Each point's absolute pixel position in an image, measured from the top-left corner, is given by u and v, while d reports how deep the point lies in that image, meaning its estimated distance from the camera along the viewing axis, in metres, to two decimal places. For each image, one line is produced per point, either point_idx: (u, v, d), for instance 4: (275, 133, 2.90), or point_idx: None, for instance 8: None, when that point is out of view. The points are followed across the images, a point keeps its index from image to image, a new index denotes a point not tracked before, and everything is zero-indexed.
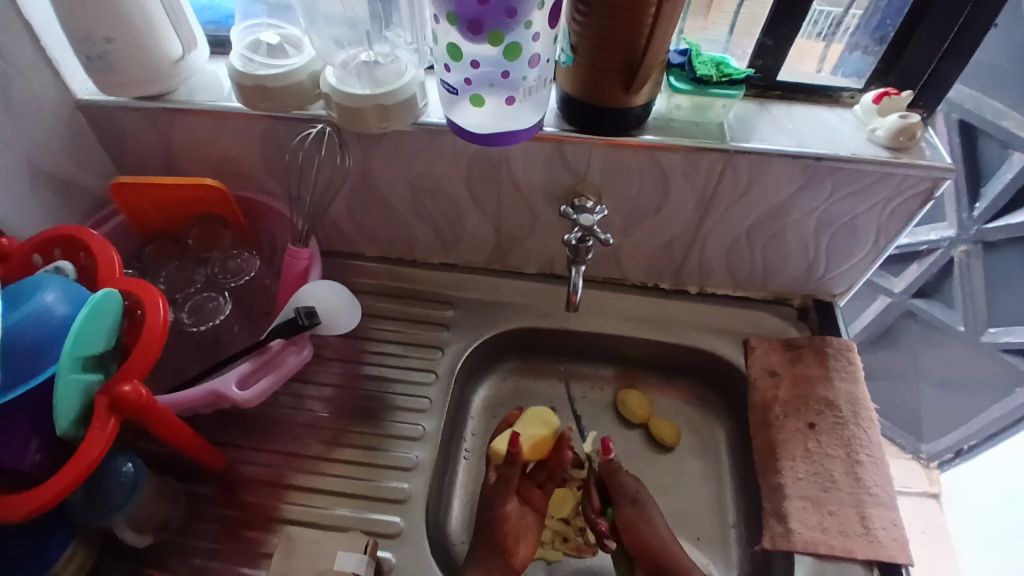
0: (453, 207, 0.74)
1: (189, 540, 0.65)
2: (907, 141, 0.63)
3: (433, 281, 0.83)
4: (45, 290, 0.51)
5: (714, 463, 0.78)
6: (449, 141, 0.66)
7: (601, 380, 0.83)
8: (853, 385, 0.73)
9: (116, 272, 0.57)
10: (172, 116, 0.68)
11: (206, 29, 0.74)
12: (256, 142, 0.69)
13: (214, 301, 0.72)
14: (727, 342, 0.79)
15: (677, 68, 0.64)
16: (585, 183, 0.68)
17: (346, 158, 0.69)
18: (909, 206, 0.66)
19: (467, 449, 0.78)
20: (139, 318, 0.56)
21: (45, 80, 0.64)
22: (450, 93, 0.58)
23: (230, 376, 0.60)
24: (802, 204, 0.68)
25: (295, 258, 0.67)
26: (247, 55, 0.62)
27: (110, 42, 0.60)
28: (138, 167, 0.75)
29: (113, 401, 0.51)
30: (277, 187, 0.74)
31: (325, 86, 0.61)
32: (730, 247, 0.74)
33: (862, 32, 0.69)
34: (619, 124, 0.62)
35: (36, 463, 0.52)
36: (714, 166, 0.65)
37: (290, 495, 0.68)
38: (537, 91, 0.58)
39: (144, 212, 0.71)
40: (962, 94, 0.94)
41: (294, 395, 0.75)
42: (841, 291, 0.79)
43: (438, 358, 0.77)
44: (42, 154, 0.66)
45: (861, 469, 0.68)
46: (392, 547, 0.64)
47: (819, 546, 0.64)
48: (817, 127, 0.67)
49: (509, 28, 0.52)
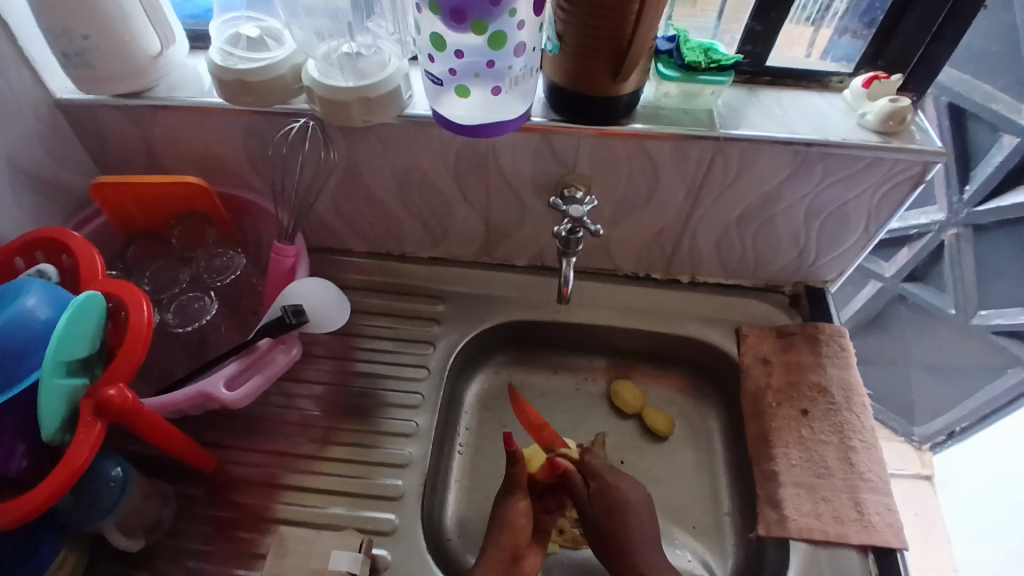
0: (441, 200, 0.73)
1: (181, 542, 0.64)
2: (897, 126, 0.63)
3: (422, 276, 0.82)
4: (26, 294, 0.50)
5: (708, 452, 0.78)
6: (435, 133, 0.65)
7: (594, 371, 0.83)
8: (845, 371, 0.73)
9: (98, 274, 0.56)
10: (153, 113, 0.66)
11: (186, 23, 0.73)
12: (240, 137, 0.68)
13: (200, 301, 0.71)
14: (719, 330, 0.78)
15: (665, 54, 0.63)
16: (574, 173, 0.67)
17: (332, 153, 0.68)
18: (899, 191, 0.66)
19: (460, 444, 0.78)
20: (123, 319, 0.55)
21: (22, 77, 0.63)
22: (435, 83, 0.57)
23: (218, 377, 0.59)
24: (792, 191, 0.67)
25: (281, 255, 0.66)
26: (227, 49, 0.60)
27: (86, 39, 0.59)
28: (120, 166, 0.73)
29: (99, 406, 0.50)
30: (262, 183, 0.73)
31: (308, 79, 0.60)
32: (721, 235, 0.74)
33: (852, 16, 0.68)
34: (607, 112, 0.61)
35: (22, 469, 0.51)
36: (704, 154, 0.64)
37: (282, 495, 0.67)
38: (522, 81, 0.57)
39: (127, 212, 0.70)
40: (952, 77, 0.94)
41: (285, 394, 0.74)
42: (832, 277, 0.79)
43: (429, 353, 0.77)
44: (21, 155, 0.64)
45: (854, 455, 0.68)
46: (387, 545, 0.64)
47: (814, 533, 0.64)
48: (807, 112, 0.66)
49: (493, 16, 0.51)
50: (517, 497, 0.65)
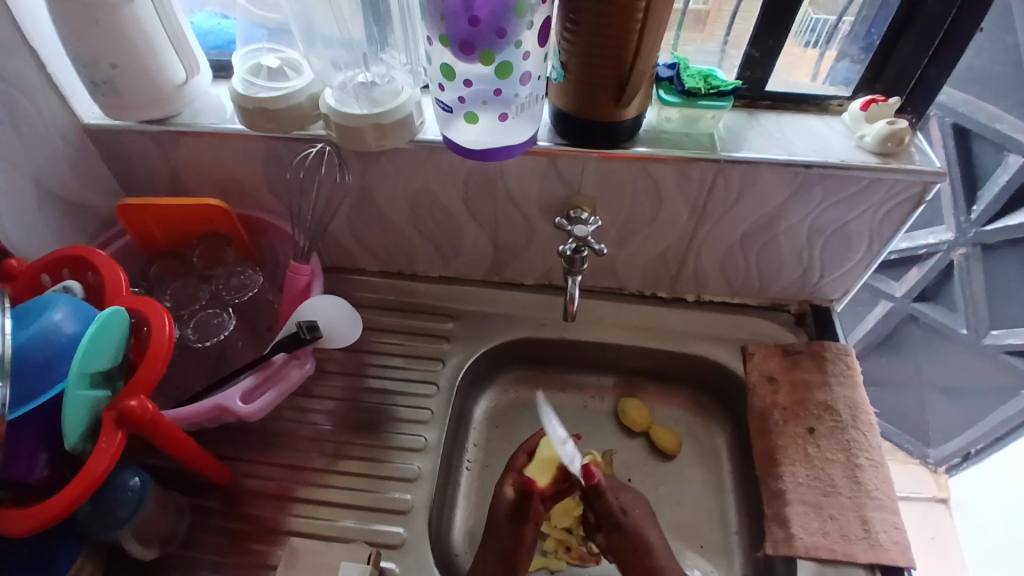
0: (451, 220, 0.75)
1: (194, 553, 0.66)
2: (895, 147, 0.64)
3: (432, 294, 0.84)
4: (53, 309, 0.53)
5: (716, 470, 0.79)
6: (445, 157, 0.67)
7: (602, 390, 0.84)
8: (851, 390, 0.74)
9: (123, 290, 0.59)
10: (176, 138, 0.70)
11: (210, 53, 0.76)
12: (259, 161, 0.71)
13: (218, 317, 0.74)
14: (724, 348, 0.79)
15: (666, 81, 0.65)
16: (579, 195, 0.69)
17: (346, 176, 0.71)
18: (900, 211, 0.67)
19: (468, 460, 0.79)
20: (145, 333, 0.58)
21: (51, 103, 0.66)
22: (445, 110, 0.60)
23: (234, 391, 0.61)
24: (794, 211, 0.69)
25: (297, 274, 0.69)
26: (249, 79, 0.64)
27: (114, 68, 0.62)
28: (143, 187, 0.76)
29: (120, 416, 0.52)
30: (279, 205, 0.76)
31: (324, 106, 0.63)
32: (726, 255, 0.75)
33: (851, 41, 0.70)
34: (611, 137, 0.63)
35: (44, 477, 0.53)
36: (706, 176, 0.66)
37: (295, 508, 0.69)
38: (529, 108, 0.60)
39: (150, 232, 0.73)
40: (954, 98, 0.96)
41: (297, 409, 0.76)
42: (837, 296, 0.79)
43: (439, 370, 0.78)
44: (50, 177, 0.68)
45: (860, 473, 0.68)
46: (395, 558, 0.65)
47: (820, 551, 0.64)
48: (805, 134, 0.68)
49: (500, 47, 0.54)
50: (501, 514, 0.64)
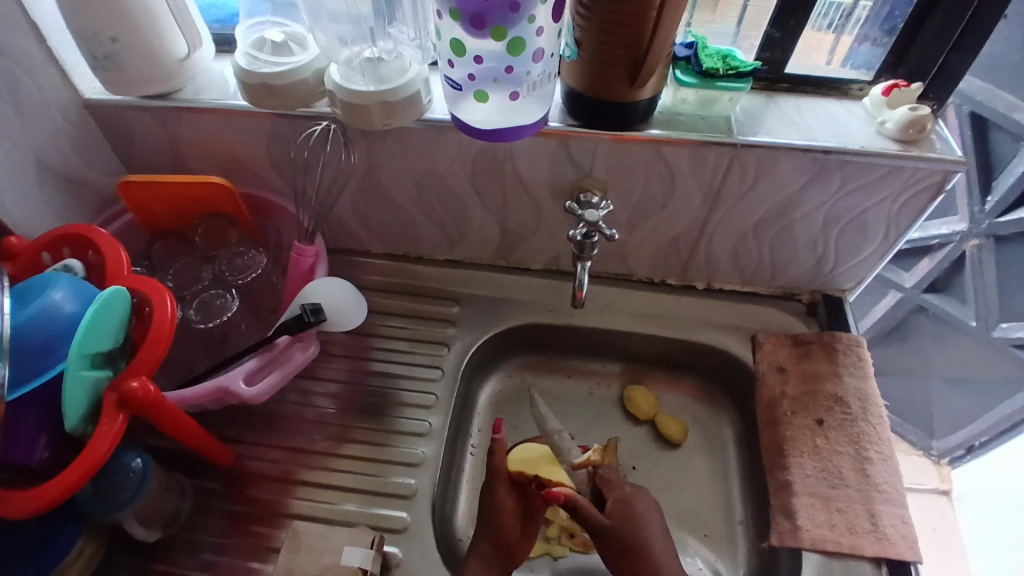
0: (458, 202, 0.74)
1: (196, 535, 0.66)
2: (916, 134, 0.62)
3: (438, 278, 0.83)
4: (54, 288, 0.52)
5: (722, 460, 0.78)
6: (453, 138, 0.66)
7: (608, 377, 0.83)
8: (862, 381, 0.72)
9: (124, 270, 0.57)
10: (179, 114, 0.68)
11: (213, 27, 0.75)
12: (263, 140, 0.69)
13: (221, 298, 0.72)
14: (734, 337, 0.78)
15: (682, 61, 0.63)
16: (590, 178, 0.68)
17: (352, 155, 0.69)
18: (919, 200, 0.65)
19: (473, 445, 0.78)
20: (146, 314, 0.56)
21: (52, 78, 0.65)
22: (454, 88, 0.58)
23: (237, 372, 0.60)
24: (809, 199, 0.67)
25: (302, 255, 0.68)
26: (252, 53, 0.62)
27: (115, 41, 0.61)
28: (145, 164, 0.75)
29: (122, 398, 0.51)
30: (283, 184, 0.74)
31: (329, 83, 0.61)
32: (738, 242, 0.74)
33: (872, 24, 0.68)
34: (624, 118, 0.62)
35: (44, 460, 0.52)
36: (720, 161, 0.64)
37: (298, 491, 0.68)
38: (541, 87, 0.58)
39: (153, 212, 0.72)
40: (973, 85, 0.92)
41: (301, 392, 0.75)
42: (850, 286, 0.78)
43: (444, 355, 0.77)
44: (51, 153, 0.66)
45: (870, 466, 0.67)
46: (398, 543, 0.64)
47: (827, 544, 0.63)
48: (825, 119, 0.66)
49: (512, 23, 0.52)
50: (496, 495, 0.65)
